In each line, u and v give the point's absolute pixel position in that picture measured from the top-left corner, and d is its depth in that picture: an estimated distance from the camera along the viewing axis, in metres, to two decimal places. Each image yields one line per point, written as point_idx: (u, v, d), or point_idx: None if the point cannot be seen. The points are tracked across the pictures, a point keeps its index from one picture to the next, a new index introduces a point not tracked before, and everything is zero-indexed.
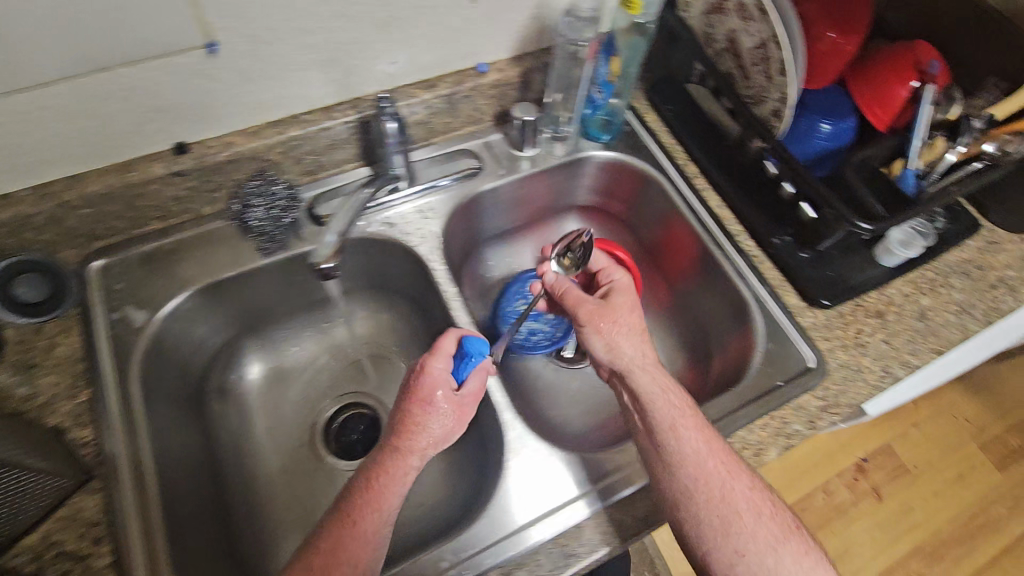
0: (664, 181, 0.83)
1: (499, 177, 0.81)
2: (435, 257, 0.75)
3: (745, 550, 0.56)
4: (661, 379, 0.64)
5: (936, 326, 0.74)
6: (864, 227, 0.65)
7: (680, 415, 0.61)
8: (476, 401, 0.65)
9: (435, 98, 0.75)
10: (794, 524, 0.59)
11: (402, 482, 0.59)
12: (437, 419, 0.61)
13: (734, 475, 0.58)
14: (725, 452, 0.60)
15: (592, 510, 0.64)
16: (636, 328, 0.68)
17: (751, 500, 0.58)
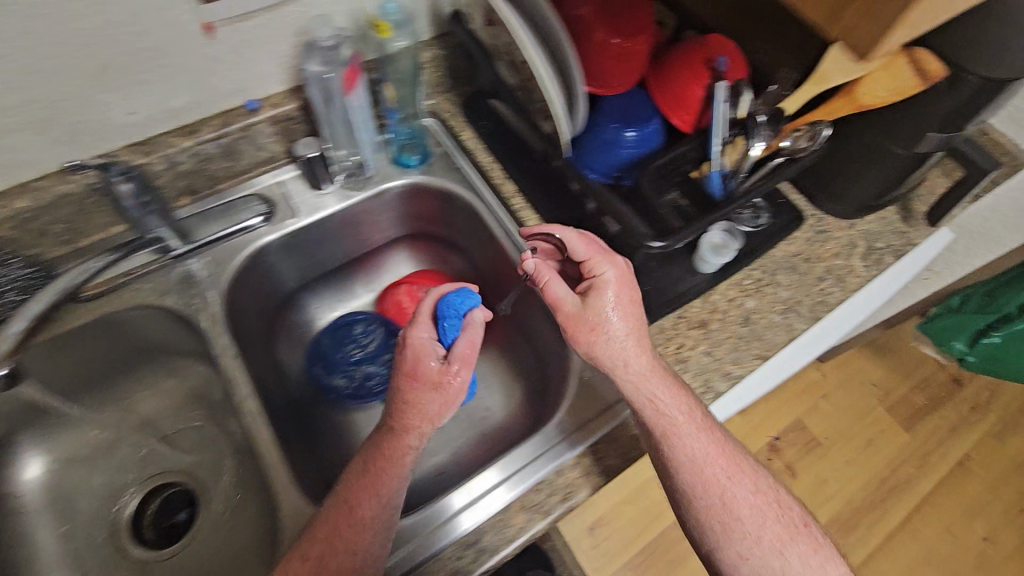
0: (478, 207, 0.78)
1: (290, 223, 0.74)
2: (212, 325, 0.67)
3: (746, 554, 0.58)
4: (662, 382, 0.61)
5: (760, 330, 0.72)
6: (655, 246, 0.62)
7: (672, 423, 0.60)
8: (468, 364, 0.61)
9: (201, 145, 0.68)
10: (800, 524, 0.60)
11: (403, 463, 0.58)
12: (432, 390, 0.59)
13: (738, 481, 0.60)
14: (726, 457, 0.60)
15: (560, 459, 0.63)
16: (630, 328, 0.61)
17: (754, 506, 0.60)
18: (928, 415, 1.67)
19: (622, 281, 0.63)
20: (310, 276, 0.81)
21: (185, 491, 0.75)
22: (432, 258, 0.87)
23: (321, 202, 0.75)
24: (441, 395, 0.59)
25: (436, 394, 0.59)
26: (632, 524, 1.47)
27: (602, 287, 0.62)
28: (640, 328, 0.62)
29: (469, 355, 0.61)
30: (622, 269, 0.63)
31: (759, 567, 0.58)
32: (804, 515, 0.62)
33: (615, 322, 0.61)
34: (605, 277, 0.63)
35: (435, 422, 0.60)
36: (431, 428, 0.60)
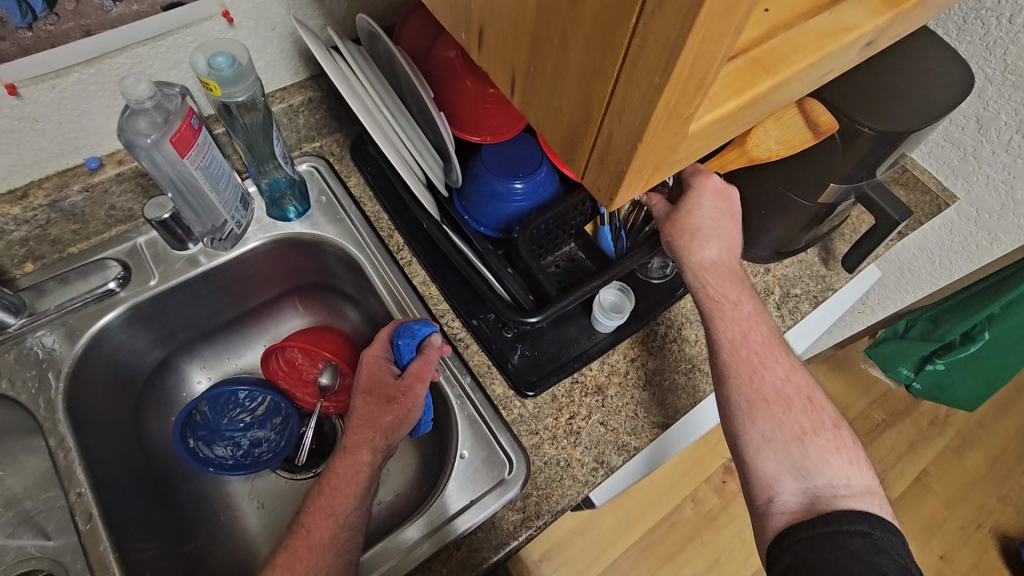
0: (362, 260, 0.72)
1: (145, 292, 0.67)
2: (51, 412, 0.60)
3: (765, 440, 0.56)
4: (726, 275, 0.59)
5: (662, 394, 0.66)
6: (526, 320, 0.57)
7: (730, 309, 0.59)
8: (423, 379, 0.61)
9: (31, 210, 0.61)
10: (828, 423, 0.57)
11: (356, 480, 0.57)
12: (387, 403, 0.60)
13: (767, 365, 0.58)
14: (764, 334, 0.59)
15: (515, 491, 0.59)
16: (719, 236, 0.59)
17: (780, 391, 0.57)
18: (884, 430, 1.64)
19: (718, 194, 0.60)
20: (184, 340, 0.75)
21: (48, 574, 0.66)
22: (328, 307, 0.82)
23: (188, 263, 0.69)
24: (392, 407, 0.59)
25: (388, 406, 0.60)
26: (581, 561, 1.41)
27: (696, 188, 0.60)
28: (721, 229, 0.59)
29: (424, 372, 0.61)
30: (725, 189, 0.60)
31: (775, 457, 0.56)
32: (835, 419, 0.59)
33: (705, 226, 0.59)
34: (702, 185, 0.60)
35: (388, 439, 0.59)
36: (386, 445, 0.59)
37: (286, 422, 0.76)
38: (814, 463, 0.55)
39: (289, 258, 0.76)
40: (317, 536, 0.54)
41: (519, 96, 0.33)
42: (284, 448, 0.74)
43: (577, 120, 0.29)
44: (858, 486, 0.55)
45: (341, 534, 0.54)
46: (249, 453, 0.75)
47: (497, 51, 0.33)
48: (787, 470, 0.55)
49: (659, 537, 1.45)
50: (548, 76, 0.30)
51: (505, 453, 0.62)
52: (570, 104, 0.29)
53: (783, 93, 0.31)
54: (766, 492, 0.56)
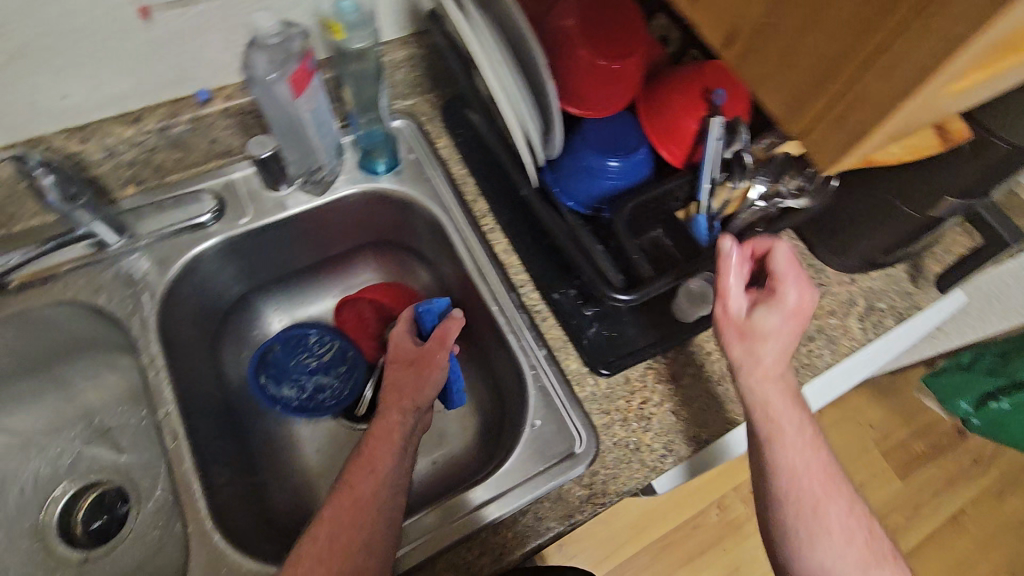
0: (444, 222, 0.72)
1: (235, 228, 0.69)
2: (145, 330, 0.62)
3: (822, 568, 0.54)
4: (789, 401, 0.56)
5: (735, 390, 0.66)
6: (618, 299, 0.56)
7: (794, 435, 0.55)
8: (443, 342, 0.64)
9: (142, 134, 0.63)
10: (889, 554, 0.56)
11: (392, 439, 0.58)
12: (412, 367, 0.64)
13: (830, 496, 0.55)
14: (827, 467, 0.56)
15: (584, 463, 0.60)
16: (785, 352, 0.56)
17: (844, 527, 0.55)
18: (923, 464, 1.59)
19: (797, 313, 0.55)
20: (263, 280, 0.77)
21: (117, 489, 0.71)
22: (402, 267, 0.82)
23: (278, 204, 0.70)
24: (415, 370, 0.63)
25: (412, 369, 0.64)
26: (598, 549, 1.42)
27: (776, 301, 0.55)
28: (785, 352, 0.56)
29: (445, 335, 0.64)
30: (810, 303, 0.55)
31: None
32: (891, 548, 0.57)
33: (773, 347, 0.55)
34: (784, 300, 0.55)
35: (415, 402, 0.61)
36: (415, 407, 0.61)
37: (349, 371, 0.76)
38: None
39: (369, 213, 0.76)
40: (356, 493, 0.54)
41: (742, 53, 0.36)
42: (347, 396, 0.75)
43: (818, 83, 0.33)
44: None
45: (379, 492, 0.55)
46: (312, 399, 0.74)
47: (722, 7, 0.36)
48: None
49: (681, 536, 1.44)
50: (794, 41, 0.33)
51: (574, 428, 0.62)
52: (812, 67, 0.33)
53: (989, 86, 0.35)
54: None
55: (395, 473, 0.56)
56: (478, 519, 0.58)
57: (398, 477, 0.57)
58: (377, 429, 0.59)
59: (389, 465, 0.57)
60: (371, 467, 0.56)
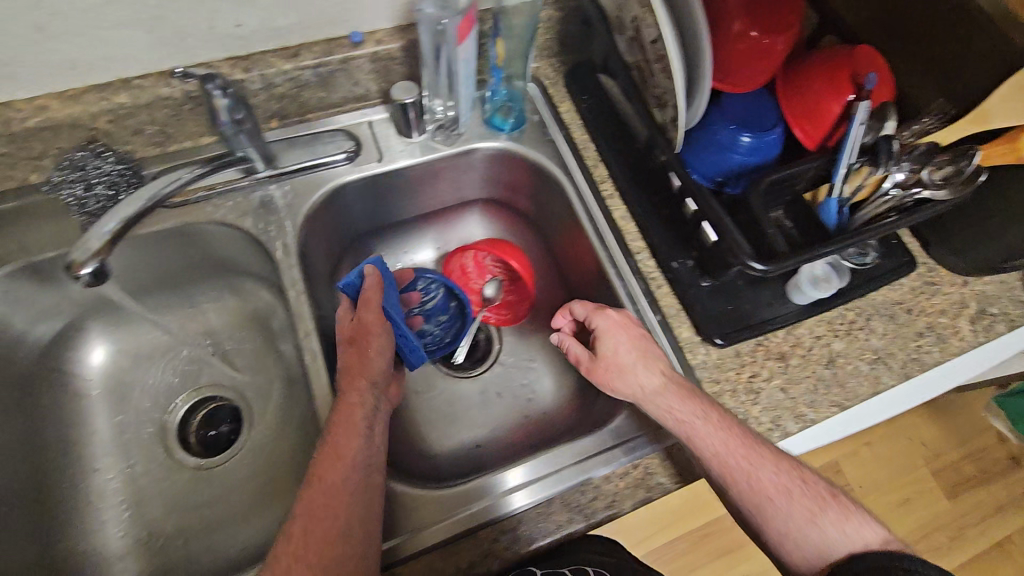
0: (565, 184, 0.73)
1: (369, 168, 0.71)
2: (287, 256, 0.66)
3: (783, 534, 0.56)
4: (674, 397, 0.59)
5: (844, 376, 0.67)
6: (754, 267, 0.57)
7: (694, 426, 0.57)
8: (371, 308, 0.60)
9: (298, 70, 0.65)
10: (830, 495, 0.56)
11: (353, 422, 0.56)
12: (354, 346, 0.60)
13: (757, 463, 0.56)
14: (744, 437, 0.57)
15: None
16: (641, 359, 0.61)
17: (779, 485, 0.56)
18: (973, 487, 1.56)
19: (623, 324, 0.64)
20: (377, 223, 0.79)
21: (230, 406, 0.75)
22: (508, 226, 0.84)
23: (408, 151, 0.73)
24: (359, 350, 0.60)
25: (355, 348, 0.60)
26: (639, 528, 1.34)
27: (600, 334, 0.64)
28: (647, 351, 0.62)
29: (372, 300, 0.60)
30: (622, 316, 0.64)
31: (800, 546, 0.55)
32: (831, 487, 0.58)
33: (624, 365, 0.62)
34: (602, 328, 0.64)
35: (368, 377, 0.59)
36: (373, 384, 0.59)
37: (451, 320, 0.81)
38: (832, 541, 0.55)
39: (485, 170, 0.78)
40: (326, 475, 0.53)
41: None
42: (448, 344, 0.80)
43: None
44: (876, 539, 0.55)
45: (349, 473, 0.53)
46: None
47: None
48: (813, 559, 0.55)
49: (720, 529, 1.45)
50: None
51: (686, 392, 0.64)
52: None
53: None
54: (800, 568, 0.56)
55: (362, 456, 0.54)
56: (470, 518, 0.58)
57: (370, 458, 0.55)
58: (338, 417, 0.56)
59: (359, 449, 0.55)
60: (338, 455, 0.54)
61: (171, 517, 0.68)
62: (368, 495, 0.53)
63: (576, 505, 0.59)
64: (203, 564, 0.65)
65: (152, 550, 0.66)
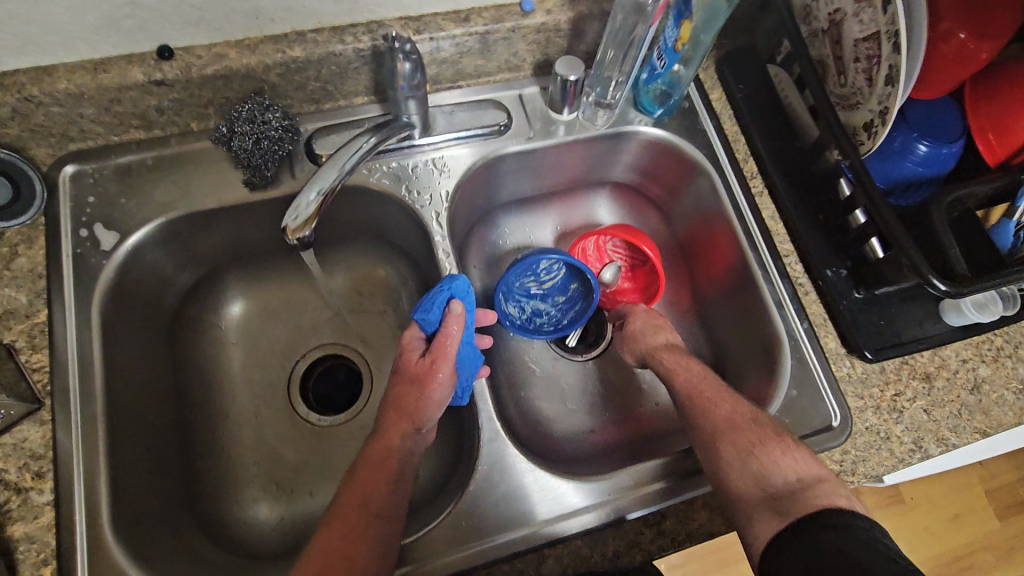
0: (715, 177, 0.71)
1: (520, 143, 0.70)
2: (438, 227, 0.66)
3: (729, 464, 0.55)
4: (674, 354, 0.66)
5: (988, 403, 0.65)
6: (936, 285, 0.54)
7: (682, 371, 0.63)
8: (445, 354, 0.55)
9: (466, 35, 0.63)
10: (774, 433, 0.56)
11: (386, 466, 0.52)
12: (415, 385, 0.55)
13: (714, 399, 0.60)
14: (700, 377, 0.62)
15: (842, 437, 0.62)
16: (658, 326, 0.69)
17: (729, 418, 0.58)
18: None
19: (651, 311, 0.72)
20: (509, 198, 0.78)
21: (351, 366, 0.75)
22: (634, 212, 0.82)
23: (556, 128, 0.71)
24: (417, 391, 0.55)
25: (416, 388, 0.55)
26: None
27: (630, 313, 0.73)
28: (660, 323, 0.70)
29: (446, 344, 0.56)
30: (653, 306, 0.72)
31: (739, 476, 0.54)
32: (780, 431, 0.56)
33: (644, 327, 0.70)
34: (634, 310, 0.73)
35: (416, 424, 0.54)
36: (415, 429, 0.54)
37: (568, 300, 0.79)
38: (768, 472, 0.53)
39: (627, 155, 0.76)
40: (349, 522, 0.49)
41: None
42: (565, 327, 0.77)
43: None
44: (812, 478, 0.52)
45: (374, 523, 0.50)
46: (531, 321, 0.77)
47: None
48: (751, 484, 0.53)
49: None
50: None
51: (829, 404, 0.63)
52: None
53: None
54: (741, 495, 0.53)
55: (392, 506, 0.51)
56: (498, 549, 0.56)
57: (399, 505, 0.52)
58: (371, 453, 0.53)
59: (388, 497, 0.51)
60: (364, 501, 0.50)
61: (302, 471, 0.69)
62: (391, 543, 0.50)
63: (715, 504, 0.59)
64: None
65: (288, 496, 0.67)
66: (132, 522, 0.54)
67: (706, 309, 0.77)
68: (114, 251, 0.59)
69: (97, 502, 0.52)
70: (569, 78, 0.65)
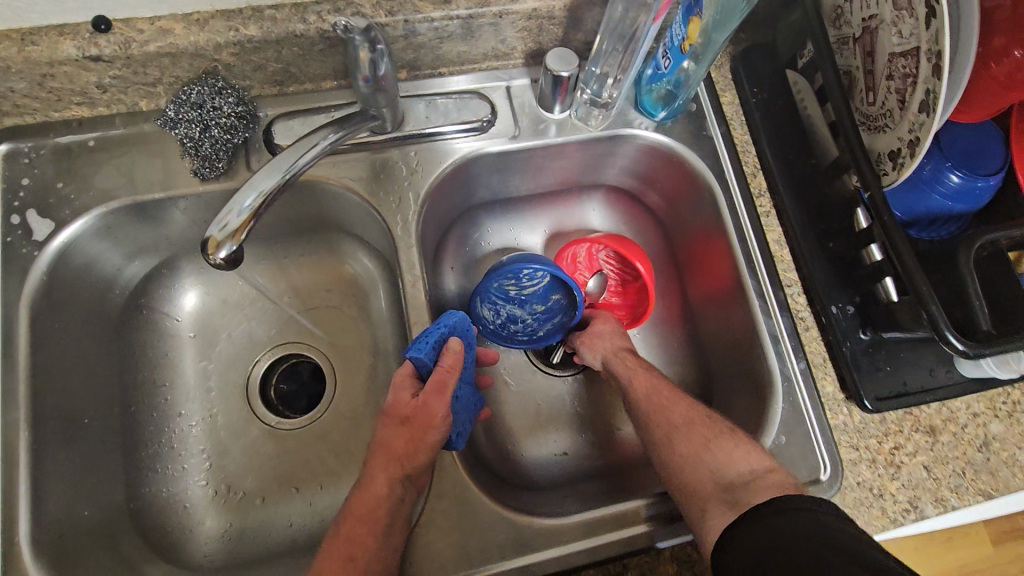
0: (718, 192, 0.64)
1: (504, 142, 0.63)
2: (406, 231, 0.61)
3: (685, 458, 0.54)
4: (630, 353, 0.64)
5: (997, 463, 0.59)
6: (953, 343, 0.48)
7: (636, 368, 0.61)
8: (442, 393, 0.52)
9: (447, 19, 0.56)
10: (727, 427, 0.55)
11: (377, 513, 0.49)
12: (405, 427, 0.51)
13: (670, 398, 0.58)
14: (654, 376, 0.61)
15: (829, 487, 0.56)
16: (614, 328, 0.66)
17: (686, 415, 0.56)
18: None
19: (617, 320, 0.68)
20: (491, 197, 0.72)
21: (314, 368, 0.70)
22: (627, 218, 0.76)
23: (546, 128, 0.64)
24: (409, 434, 0.51)
25: (407, 430, 0.51)
26: None
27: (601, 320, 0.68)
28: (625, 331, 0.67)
29: (444, 382, 0.52)
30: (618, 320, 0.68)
31: (694, 469, 0.53)
32: (732, 425, 0.56)
33: (606, 329, 0.66)
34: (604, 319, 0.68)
35: (409, 470, 0.51)
36: (405, 475, 0.51)
37: (550, 308, 0.69)
38: (721, 466, 0.52)
39: (622, 158, 0.69)
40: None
41: None
42: (540, 338, 0.70)
43: None
44: (759, 469, 0.51)
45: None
46: (505, 327, 0.70)
47: None
48: (705, 476, 0.52)
49: None
50: None
51: (819, 452, 0.58)
52: None
53: None
54: (690, 490, 0.52)
55: (380, 562, 0.48)
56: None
57: (381, 564, 0.48)
58: (358, 506, 0.50)
59: (378, 551, 0.48)
60: (350, 558, 0.47)
61: (251, 475, 0.64)
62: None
63: (686, 556, 0.55)
64: (283, 532, 0.61)
65: (230, 505, 0.62)
66: (57, 537, 0.51)
67: (697, 332, 0.71)
68: (49, 242, 0.54)
69: (15, 515, 0.49)
70: (562, 74, 0.58)
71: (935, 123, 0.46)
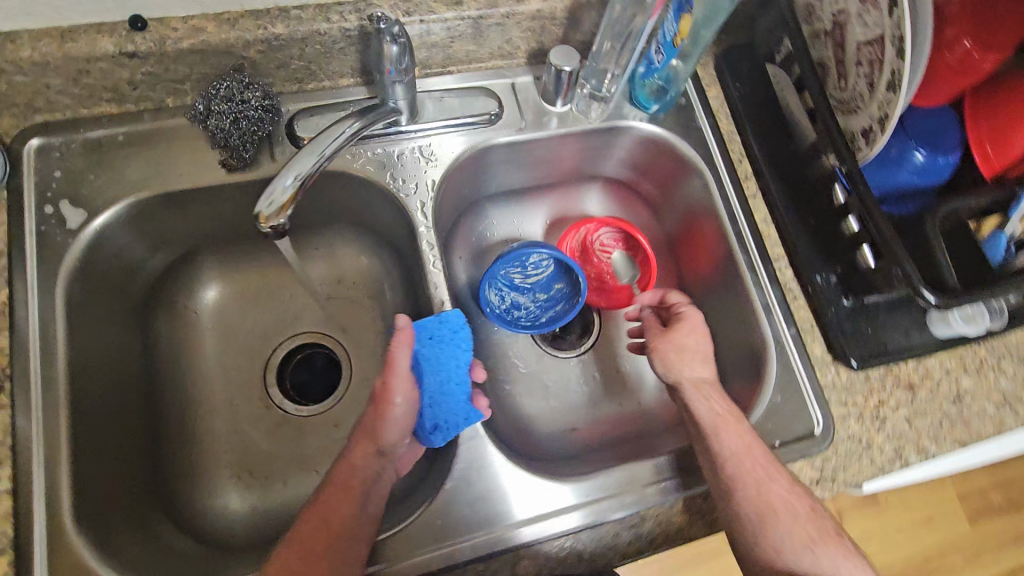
0: (708, 176, 0.69)
1: (511, 134, 0.68)
2: (422, 216, 0.64)
3: (780, 551, 0.52)
4: (716, 395, 0.59)
5: (969, 414, 0.65)
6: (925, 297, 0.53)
7: (726, 419, 0.56)
8: (397, 370, 0.55)
9: (458, 19, 0.61)
10: (832, 528, 0.53)
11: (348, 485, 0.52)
12: (372, 407, 0.55)
13: (771, 477, 0.54)
14: (760, 456, 0.55)
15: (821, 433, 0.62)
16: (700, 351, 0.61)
17: (786, 500, 0.53)
18: None
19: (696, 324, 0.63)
20: (496, 189, 0.76)
21: (330, 356, 0.72)
22: (623, 208, 0.81)
23: (549, 121, 0.69)
24: (374, 411, 0.55)
25: (373, 408, 0.55)
26: None
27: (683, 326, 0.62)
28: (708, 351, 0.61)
29: (394, 358, 0.55)
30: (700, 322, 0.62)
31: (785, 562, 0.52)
32: (838, 525, 0.54)
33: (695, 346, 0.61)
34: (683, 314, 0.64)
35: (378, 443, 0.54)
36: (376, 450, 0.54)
37: (551, 296, 0.76)
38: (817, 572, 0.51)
39: (619, 150, 0.75)
40: (309, 543, 0.49)
41: None
42: (541, 325, 0.72)
43: None
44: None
45: (336, 543, 0.49)
46: (508, 313, 0.73)
47: None
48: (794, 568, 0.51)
49: None
50: None
51: (813, 410, 0.63)
52: None
53: None
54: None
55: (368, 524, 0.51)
56: (497, 540, 0.55)
57: (365, 525, 0.51)
58: (337, 477, 0.53)
59: (355, 517, 0.51)
60: (326, 522, 0.50)
61: (275, 459, 0.66)
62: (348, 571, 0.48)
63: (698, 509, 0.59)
64: None
65: (256, 485, 0.64)
66: (95, 512, 0.52)
67: None
68: (81, 231, 0.57)
69: (56, 490, 0.51)
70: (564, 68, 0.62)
71: (900, 104, 0.53)
